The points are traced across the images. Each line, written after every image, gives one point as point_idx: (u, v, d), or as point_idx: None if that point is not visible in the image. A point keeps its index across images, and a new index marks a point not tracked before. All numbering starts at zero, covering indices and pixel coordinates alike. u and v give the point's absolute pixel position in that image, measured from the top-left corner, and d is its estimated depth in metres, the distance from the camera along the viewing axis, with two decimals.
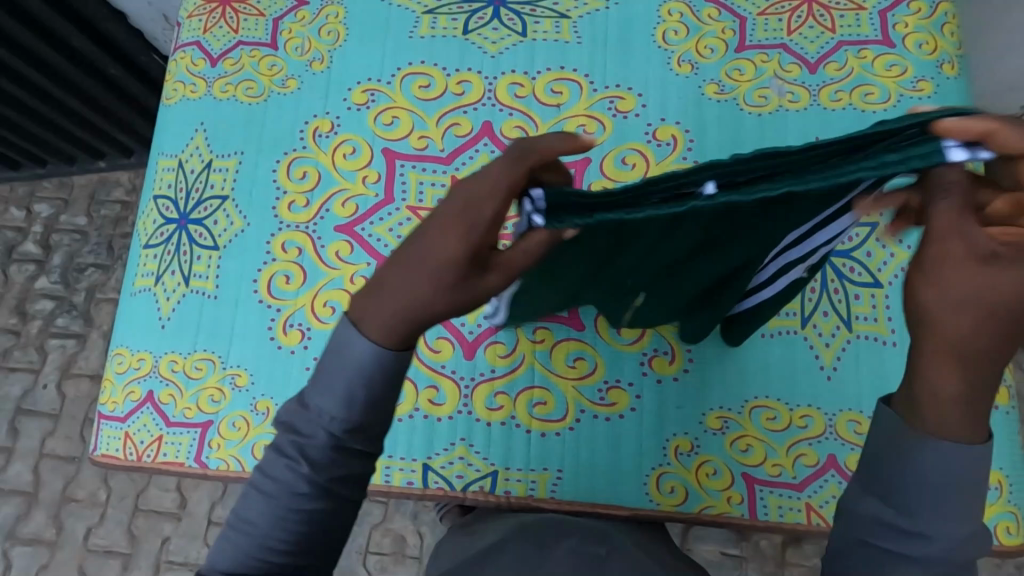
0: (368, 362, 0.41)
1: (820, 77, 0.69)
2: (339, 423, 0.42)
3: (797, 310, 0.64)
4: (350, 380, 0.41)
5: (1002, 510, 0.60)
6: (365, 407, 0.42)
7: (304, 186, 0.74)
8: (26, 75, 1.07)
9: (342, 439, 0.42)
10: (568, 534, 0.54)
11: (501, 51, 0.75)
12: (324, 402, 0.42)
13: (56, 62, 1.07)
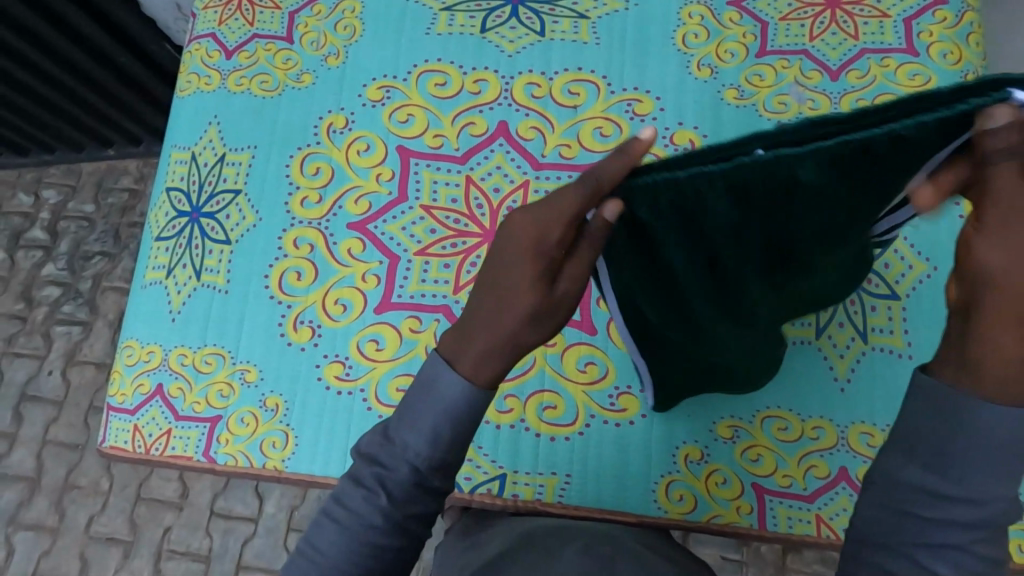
0: (459, 400, 0.43)
1: (842, 84, 0.68)
2: (422, 460, 0.44)
3: (812, 320, 0.63)
4: (439, 417, 0.43)
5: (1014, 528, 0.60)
6: (450, 445, 0.44)
7: (318, 181, 0.74)
8: (35, 61, 1.08)
9: (424, 476, 0.44)
10: (579, 536, 0.54)
11: (518, 50, 0.75)
12: (411, 437, 0.44)
13: (64, 47, 1.07)
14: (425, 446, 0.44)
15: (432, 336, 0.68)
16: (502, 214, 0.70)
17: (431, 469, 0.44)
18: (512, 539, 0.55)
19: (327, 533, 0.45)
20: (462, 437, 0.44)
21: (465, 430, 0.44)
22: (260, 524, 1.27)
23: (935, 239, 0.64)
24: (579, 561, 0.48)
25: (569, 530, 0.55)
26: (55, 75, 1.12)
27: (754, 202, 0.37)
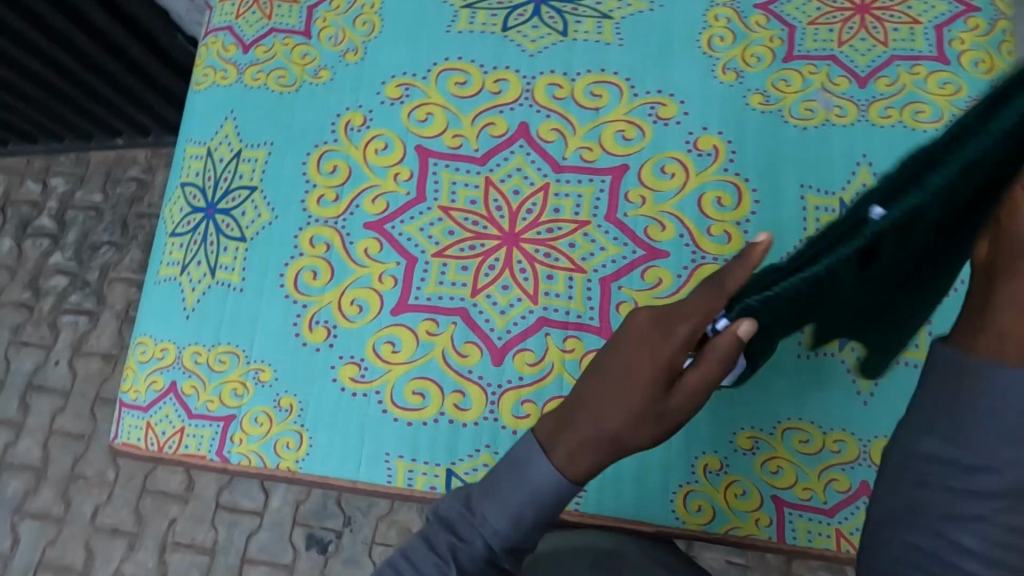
0: (547, 489, 0.46)
1: (870, 92, 0.67)
2: (500, 538, 0.47)
3: None
4: (523, 502, 0.47)
5: None
6: (527, 526, 0.47)
7: (334, 180, 0.73)
8: (45, 48, 1.07)
9: (496, 555, 0.47)
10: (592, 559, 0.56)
11: (540, 50, 0.73)
12: (492, 515, 0.47)
13: (75, 35, 1.06)
14: (506, 526, 0.47)
15: (449, 339, 0.67)
16: (521, 217, 0.69)
17: (508, 546, 0.47)
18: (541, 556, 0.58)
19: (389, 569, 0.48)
20: (541, 522, 0.47)
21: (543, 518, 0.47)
22: (266, 518, 1.27)
23: None
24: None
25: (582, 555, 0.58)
26: (66, 64, 1.11)
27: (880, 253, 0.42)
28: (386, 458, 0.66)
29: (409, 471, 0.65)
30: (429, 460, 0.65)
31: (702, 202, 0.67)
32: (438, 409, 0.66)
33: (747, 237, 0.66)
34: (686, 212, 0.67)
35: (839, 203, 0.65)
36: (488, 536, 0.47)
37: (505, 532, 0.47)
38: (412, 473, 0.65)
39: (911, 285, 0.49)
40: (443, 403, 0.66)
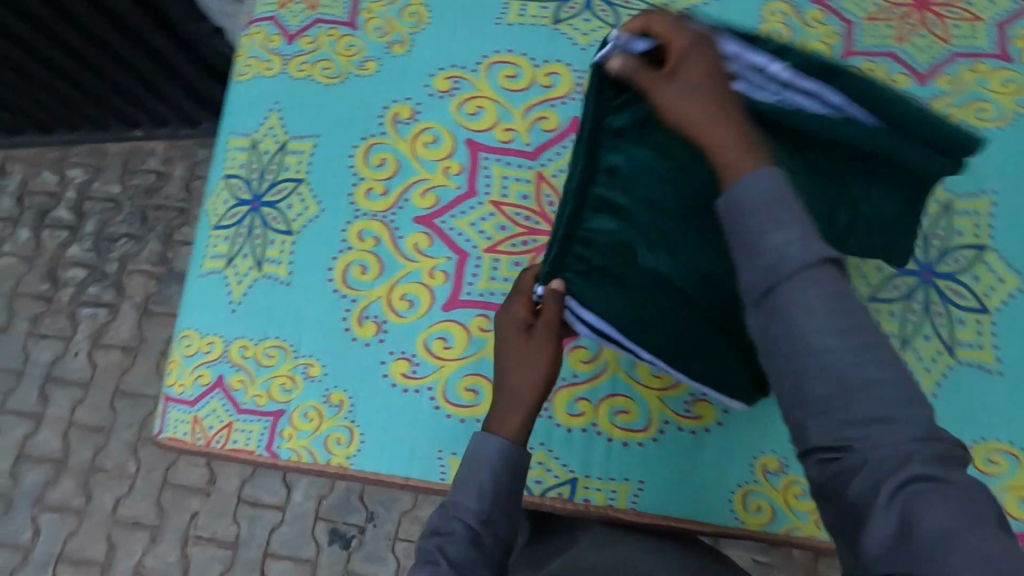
0: (495, 456, 0.54)
1: (931, 89, 0.66)
2: (474, 514, 0.52)
3: (896, 331, 0.61)
4: (484, 476, 0.53)
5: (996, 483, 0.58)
6: (495, 499, 0.53)
7: (382, 173, 0.72)
8: (65, 35, 1.06)
9: (477, 530, 0.52)
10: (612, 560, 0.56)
11: (592, 43, 0.72)
12: (463, 498, 0.53)
13: (98, 23, 1.04)
14: (475, 504, 0.53)
15: None
16: None
17: (485, 522, 0.52)
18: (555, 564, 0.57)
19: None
20: (508, 495, 0.54)
21: (503, 483, 0.54)
22: (288, 512, 1.27)
23: None
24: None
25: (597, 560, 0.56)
26: (85, 52, 1.10)
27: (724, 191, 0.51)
28: (439, 455, 0.65)
29: None
30: None
31: None
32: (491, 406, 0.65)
33: None
34: None
35: None
36: (463, 520, 0.52)
37: (475, 510, 0.52)
38: None
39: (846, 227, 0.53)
40: None
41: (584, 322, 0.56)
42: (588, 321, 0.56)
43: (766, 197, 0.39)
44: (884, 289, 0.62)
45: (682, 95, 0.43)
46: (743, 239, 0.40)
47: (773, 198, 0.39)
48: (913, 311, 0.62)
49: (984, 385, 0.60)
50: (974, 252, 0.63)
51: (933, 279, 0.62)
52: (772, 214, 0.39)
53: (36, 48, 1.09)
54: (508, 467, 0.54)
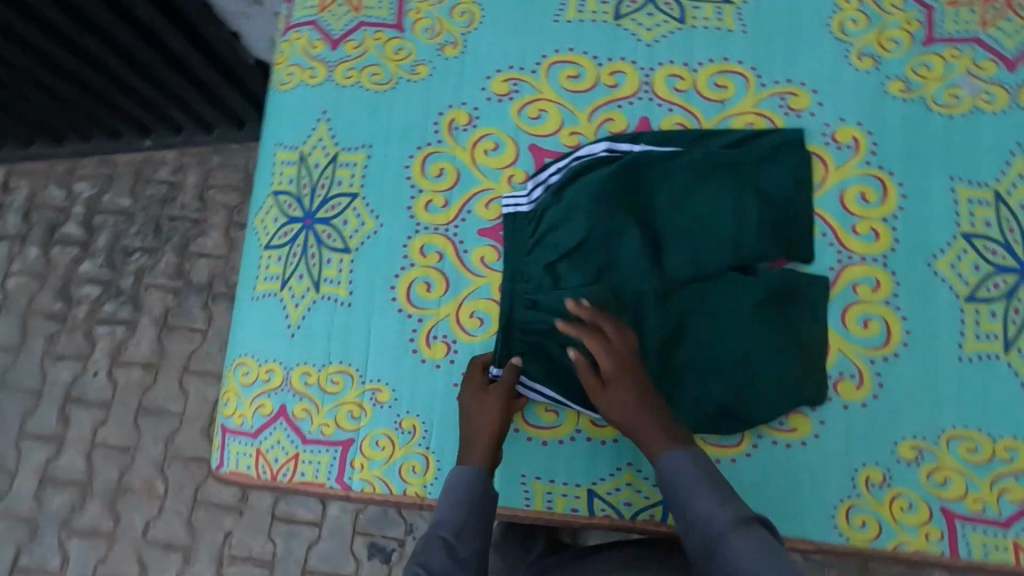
0: (465, 477, 0.57)
1: (1019, 76, 0.63)
2: (448, 527, 0.55)
3: (998, 332, 0.59)
4: (460, 493, 0.57)
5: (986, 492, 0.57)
6: (470, 510, 0.56)
7: (442, 184, 0.68)
8: (77, 40, 1.01)
9: (454, 543, 0.55)
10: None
11: (658, 39, 0.69)
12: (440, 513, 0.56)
13: (110, 25, 0.98)
14: (450, 519, 0.56)
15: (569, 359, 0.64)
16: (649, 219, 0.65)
17: (459, 536, 0.55)
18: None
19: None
20: (483, 506, 0.57)
21: (477, 498, 0.57)
22: (325, 527, 1.23)
23: None
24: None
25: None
26: (97, 57, 1.05)
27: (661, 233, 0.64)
28: (522, 480, 0.62)
29: (547, 493, 0.61)
30: (568, 481, 0.61)
31: (844, 199, 0.63)
32: (574, 426, 0.62)
33: (897, 236, 0.62)
34: (828, 210, 0.63)
35: (994, 195, 0.62)
36: (440, 534, 0.55)
37: (448, 525, 0.56)
38: (552, 496, 0.61)
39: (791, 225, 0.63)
40: (578, 420, 0.62)
41: (538, 391, 0.62)
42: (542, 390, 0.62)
43: (680, 476, 0.53)
44: (981, 288, 0.60)
45: (610, 398, 0.57)
46: (682, 514, 0.52)
47: (696, 473, 0.53)
48: (1014, 310, 0.59)
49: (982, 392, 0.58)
50: None
51: None
52: (702, 488, 0.52)
53: (49, 53, 1.03)
54: (482, 490, 0.57)
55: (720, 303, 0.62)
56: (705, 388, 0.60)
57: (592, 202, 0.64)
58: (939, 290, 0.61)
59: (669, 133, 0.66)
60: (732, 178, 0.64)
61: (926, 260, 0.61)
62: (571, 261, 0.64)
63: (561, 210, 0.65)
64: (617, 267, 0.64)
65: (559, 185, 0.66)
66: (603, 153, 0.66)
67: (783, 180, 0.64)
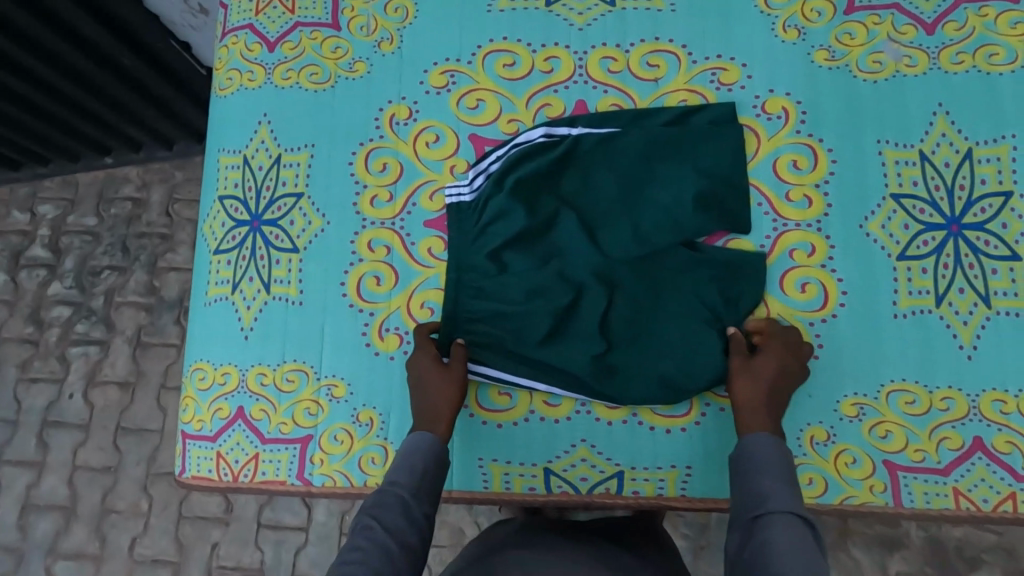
0: (424, 444, 0.59)
1: (939, 38, 0.65)
2: (403, 487, 0.56)
3: (930, 287, 0.61)
4: (423, 458, 0.58)
5: (926, 443, 0.59)
6: (425, 475, 0.57)
7: (385, 179, 0.69)
8: (37, 71, 0.99)
9: (410, 504, 0.56)
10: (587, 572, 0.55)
11: (590, 23, 0.70)
12: (400, 474, 0.57)
13: (66, 53, 0.97)
14: (407, 479, 0.57)
15: None
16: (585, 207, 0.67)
17: (414, 497, 0.56)
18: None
19: (348, 545, 0.52)
20: (437, 474, 0.58)
21: (434, 462, 0.58)
22: (311, 532, 1.21)
23: None
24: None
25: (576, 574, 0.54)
26: (55, 83, 1.02)
27: (599, 215, 0.66)
28: (479, 463, 0.63)
29: (504, 474, 0.63)
30: (524, 461, 0.63)
31: (778, 168, 0.65)
32: (528, 407, 0.63)
33: (830, 201, 0.64)
34: (762, 180, 0.65)
35: (919, 154, 0.63)
36: (395, 493, 0.56)
37: (405, 484, 0.56)
38: (509, 476, 0.63)
39: (727, 194, 0.64)
40: (531, 401, 0.63)
41: (487, 373, 0.63)
42: (490, 373, 0.63)
43: (766, 464, 0.53)
44: (912, 246, 0.62)
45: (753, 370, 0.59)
46: (742, 487, 0.53)
47: (779, 467, 0.53)
48: (945, 265, 0.61)
49: (922, 349, 0.60)
50: (1001, 199, 0.61)
51: (961, 231, 0.61)
52: (775, 478, 0.52)
53: (3, 84, 1.00)
54: (439, 458, 0.59)
55: (660, 275, 0.63)
56: (652, 360, 0.62)
57: (524, 193, 0.65)
58: (873, 251, 0.62)
59: (607, 116, 0.67)
60: (674, 159, 0.65)
61: (858, 223, 0.63)
62: (517, 248, 0.65)
63: (503, 201, 0.65)
64: (562, 251, 0.65)
65: (502, 171, 0.66)
66: (540, 139, 0.67)
67: (724, 154, 0.65)
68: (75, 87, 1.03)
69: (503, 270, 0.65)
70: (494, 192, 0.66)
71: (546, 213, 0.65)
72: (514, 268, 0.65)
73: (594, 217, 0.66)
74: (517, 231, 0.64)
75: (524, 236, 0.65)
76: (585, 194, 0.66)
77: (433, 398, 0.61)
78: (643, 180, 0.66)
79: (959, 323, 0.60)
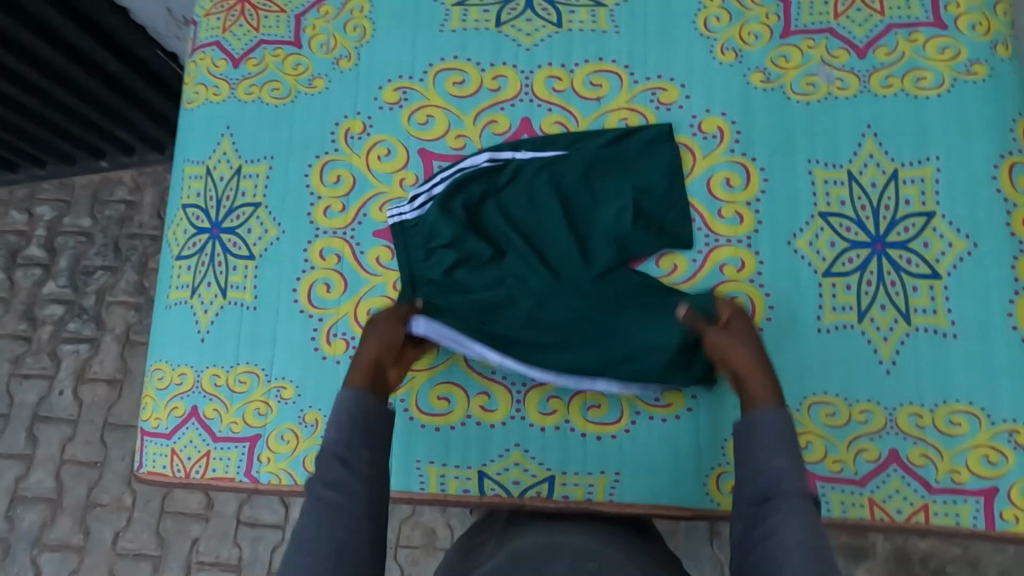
0: (351, 399, 0.57)
1: (870, 62, 0.67)
2: (339, 445, 0.54)
3: (853, 303, 0.63)
4: (349, 414, 0.56)
5: (850, 454, 0.60)
6: (354, 429, 0.55)
7: (339, 190, 0.72)
8: (27, 76, 1.00)
9: (346, 455, 0.53)
10: (574, 541, 0.53)
11: (537, 43, 0.72)
12: (332, 436, 0.54)
13: (55, 60, 0.98)
14: (337, 436, 0.54)
15: None
16: None
17: (351, 448, 0.54)
18: (501, 554, 0.51)
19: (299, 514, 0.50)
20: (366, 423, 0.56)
21: (359, 413, 0.56)
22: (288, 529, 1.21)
23: (976, 217, 0.62)
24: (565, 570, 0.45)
25: (560, 541, 0.52)
26: (46, 88, 1.03)
27: (547, 238, 0.68)
28: (417, 465, 0.66)
29: (441, 476, 0.65)
30: (460, 463, 0.65)
31: (712, 185, 0.67)
32: (465, 412, 0.66)
33: (760, 218, 0.66)
34: (695, 197, 0.67)
35: (847, 174, 0.65)
36: (330, 451, 0.53)
37: (341, 442, 0.54)
38: (445, 478, 0.65)
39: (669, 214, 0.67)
40: (469, 406, 0.66)
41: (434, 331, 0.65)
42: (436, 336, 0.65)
43: (771, 427, 0.52)
44: (837, 263, 0.64)
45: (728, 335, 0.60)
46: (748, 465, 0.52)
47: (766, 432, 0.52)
48: (868, 282, 0.63)
49: (844, 362, 0.62)
50: (924, 218, 0.63)
51: (885, 249, 0.63)
52: (768, 447, 0.51)
53: None
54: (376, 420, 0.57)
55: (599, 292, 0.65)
56: (580, 354, 0.64)
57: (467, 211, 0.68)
58: (799, 266, 0.64)
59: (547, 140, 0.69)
60: (614, 176, 0.68)
61: (787, 240, 0.65)
62: (468, 267, 0.68)
63: (454, 221, 0.67)
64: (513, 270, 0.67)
65: (447, 198, 0.68)
66: (485, 163, 0.70)
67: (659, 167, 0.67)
68: (66, 92, 1.05)
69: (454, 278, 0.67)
70: (442, 218, 0.67)
71: (495, 238, 0.68)
72: (470, 287, 0.67)
73: (545, 240, 0.68)
74: (469, 252, 0.67)
75: (477, 259, 0.67)
76: (532, 217, 0.69)
77: (360, 352, 0.62)
78: (586, 201, 0.68)
79: (882, 338, 0.62)
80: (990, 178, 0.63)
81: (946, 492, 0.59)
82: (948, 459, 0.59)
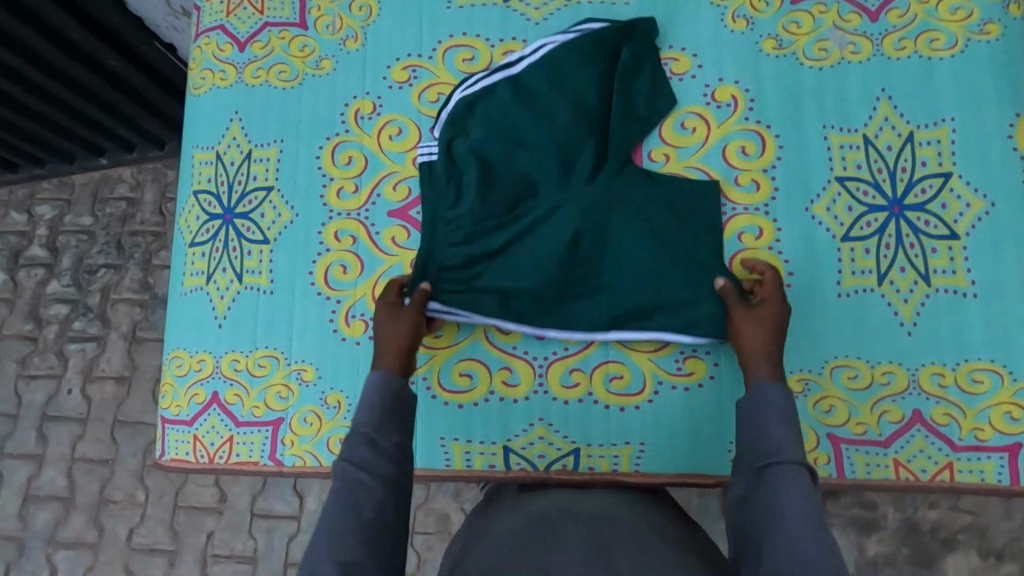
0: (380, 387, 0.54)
1: (883, 25, 0.67)
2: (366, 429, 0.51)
3: (873, 267, 0.63)
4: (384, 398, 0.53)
5: (868, 421, 0.61)
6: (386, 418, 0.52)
7: (351, 171, 0.72)
8: (29, 74, 0.99)
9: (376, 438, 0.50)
10: (591, 502, 0.54)
11: (546, 17, 0.72)
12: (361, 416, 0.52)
13: (56, 57, 0.97)
14: (369, 419, 0.51)
15: None
16: None
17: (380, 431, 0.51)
18: (518, 517, 0.52)
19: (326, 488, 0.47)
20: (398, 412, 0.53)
21: (394, 401, 0.53)
22: (303, 520, 1.20)
23: (992, 175, 0.63)
24: (581, 549, 0.42)
25: (575, 504, 0.53)
26: (48, 87, 1.03)
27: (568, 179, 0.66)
28: (441, 442, 0.66)
29: (466, 452, 0.65)
30: (484, 439, 0.65)
31: (727, 154, 0.67)
32: (487, 388, 0.66)
33: (776, 184, 0.66)
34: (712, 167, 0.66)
35: (863, 139, 0.65)
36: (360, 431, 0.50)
37: (371, 423, 0.51)
38: (470, 454, 0.65)
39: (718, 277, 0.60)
40: (492, 382, 0.66)
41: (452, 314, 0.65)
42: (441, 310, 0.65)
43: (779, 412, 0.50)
44: (855, 228, 0.64)
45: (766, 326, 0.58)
46: (749, 438, 0.49)
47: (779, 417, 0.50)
48: (887, 245, 0.63)
49: (863, 323, 0.62)
50: (941, 179, 0.63)
51: (903, 211, 0.63)
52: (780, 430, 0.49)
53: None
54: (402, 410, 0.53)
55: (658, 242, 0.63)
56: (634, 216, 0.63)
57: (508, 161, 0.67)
58: (815, 231, 0.64)
59: (592, 50, 0.67)
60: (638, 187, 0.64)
61: (804, 206, 0.65)
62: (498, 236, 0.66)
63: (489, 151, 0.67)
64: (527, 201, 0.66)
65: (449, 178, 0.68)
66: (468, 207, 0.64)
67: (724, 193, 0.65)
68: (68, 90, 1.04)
69: (471, 270, 0.66)
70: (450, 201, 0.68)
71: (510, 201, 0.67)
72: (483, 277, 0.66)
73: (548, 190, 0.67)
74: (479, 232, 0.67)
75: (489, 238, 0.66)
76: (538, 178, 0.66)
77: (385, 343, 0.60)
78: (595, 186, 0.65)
79: (902, 300, 0.62)
80: (1007, 137, 0.63)
81: (969, 450, 0.59)
82: (971, 417, 0.60)
